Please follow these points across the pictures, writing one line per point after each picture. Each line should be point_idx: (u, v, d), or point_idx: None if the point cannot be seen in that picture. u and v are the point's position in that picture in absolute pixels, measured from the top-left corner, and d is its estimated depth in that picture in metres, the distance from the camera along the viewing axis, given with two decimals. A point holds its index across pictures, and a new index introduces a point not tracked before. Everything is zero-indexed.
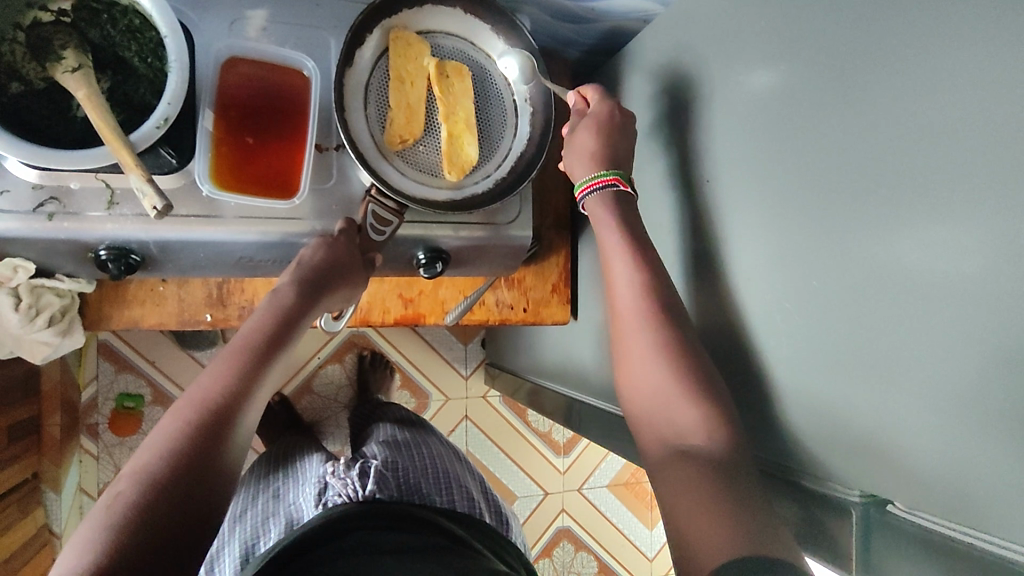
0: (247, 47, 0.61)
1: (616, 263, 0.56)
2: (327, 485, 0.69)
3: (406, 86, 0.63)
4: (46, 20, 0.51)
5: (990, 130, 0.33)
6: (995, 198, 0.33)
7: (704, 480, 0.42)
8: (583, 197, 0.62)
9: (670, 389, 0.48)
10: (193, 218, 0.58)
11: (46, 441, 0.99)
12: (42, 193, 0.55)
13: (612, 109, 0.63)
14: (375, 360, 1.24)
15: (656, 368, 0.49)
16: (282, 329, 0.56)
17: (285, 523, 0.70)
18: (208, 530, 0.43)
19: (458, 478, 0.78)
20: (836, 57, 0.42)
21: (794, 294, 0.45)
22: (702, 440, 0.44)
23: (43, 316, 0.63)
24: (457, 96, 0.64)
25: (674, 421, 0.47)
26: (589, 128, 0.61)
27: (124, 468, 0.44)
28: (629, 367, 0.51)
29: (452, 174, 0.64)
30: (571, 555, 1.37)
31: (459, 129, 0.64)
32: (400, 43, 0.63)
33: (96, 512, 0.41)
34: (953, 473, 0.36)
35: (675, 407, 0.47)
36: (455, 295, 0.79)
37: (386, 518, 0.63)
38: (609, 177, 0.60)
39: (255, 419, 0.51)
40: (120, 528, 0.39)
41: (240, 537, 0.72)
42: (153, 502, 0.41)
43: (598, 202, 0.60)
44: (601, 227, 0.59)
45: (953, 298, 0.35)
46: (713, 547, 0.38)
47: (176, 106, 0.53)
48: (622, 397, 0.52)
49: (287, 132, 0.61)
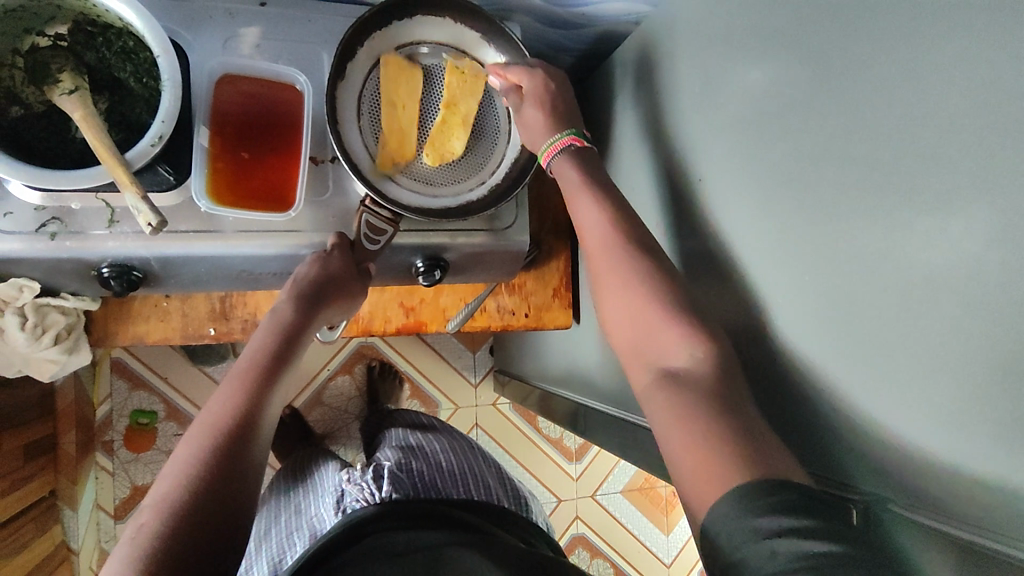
0: (240, 64, 0.61)
1: (592, 240, 0.56)
2: (345, 491, 0.69)
3: (397, 110, 0.63)
4: (43, 44, 0.53)
5: (978, 118, 0.32)
6: (982, 189, 0.32)
7: (689, 399, 0.43)
8: (548, 163, 0.62)
9: (652, 314, 0.49)
10: (193, 234, 0.59)
11: (62, 460, 1.01)
12: (44, 214, 0.57)
13: (544, 79, 0.63)
14: (384, 369, 1.25)
15: (636, 294, 0.50)
16: (284, 347, 0.56)
17: (309, 536, 0.69)
18: (233, 555, 0.44)
19: (472, 467, 0.78)
20: (825, 51, 0.41)
21: (795, 295, 0.44)
22: (686, 361, 0.46)
23: (49, 335, 0.64)
24: (463, 93, 0.65)
25: (660, 348, 0.48)
26: (535, 104, 0.63)
27: (145, 499, 0.44)
28: (612, 300, 0.53)
29: (429, 157, 0.64)
30: (587, 562, 1.36)
31: (453, 122, 0.64)
32: (391, 68, 0.63)
33: (120, 546, 0.41)
34: (962, 482, 0.34)
35: (659, 332, 0.48)
36: (456, 303, 0.79)
37: (405, 519, 0.63)
38: (566, 138, 0.61)
39: (268, 438, 0.51)
40: (148, 558, 0.40)
41: (268, 556, 0.72)
42: (175, 530, 0.41)
43: (566, 166, 0.60)
44: (575, 196, 0.58)
45: (943, 292, 0.34)
46: (711, 482, 0.39)
47: (170, 124, 0.54)
48: (612, 318, 0.53)
49: (282, 147, 0.62)
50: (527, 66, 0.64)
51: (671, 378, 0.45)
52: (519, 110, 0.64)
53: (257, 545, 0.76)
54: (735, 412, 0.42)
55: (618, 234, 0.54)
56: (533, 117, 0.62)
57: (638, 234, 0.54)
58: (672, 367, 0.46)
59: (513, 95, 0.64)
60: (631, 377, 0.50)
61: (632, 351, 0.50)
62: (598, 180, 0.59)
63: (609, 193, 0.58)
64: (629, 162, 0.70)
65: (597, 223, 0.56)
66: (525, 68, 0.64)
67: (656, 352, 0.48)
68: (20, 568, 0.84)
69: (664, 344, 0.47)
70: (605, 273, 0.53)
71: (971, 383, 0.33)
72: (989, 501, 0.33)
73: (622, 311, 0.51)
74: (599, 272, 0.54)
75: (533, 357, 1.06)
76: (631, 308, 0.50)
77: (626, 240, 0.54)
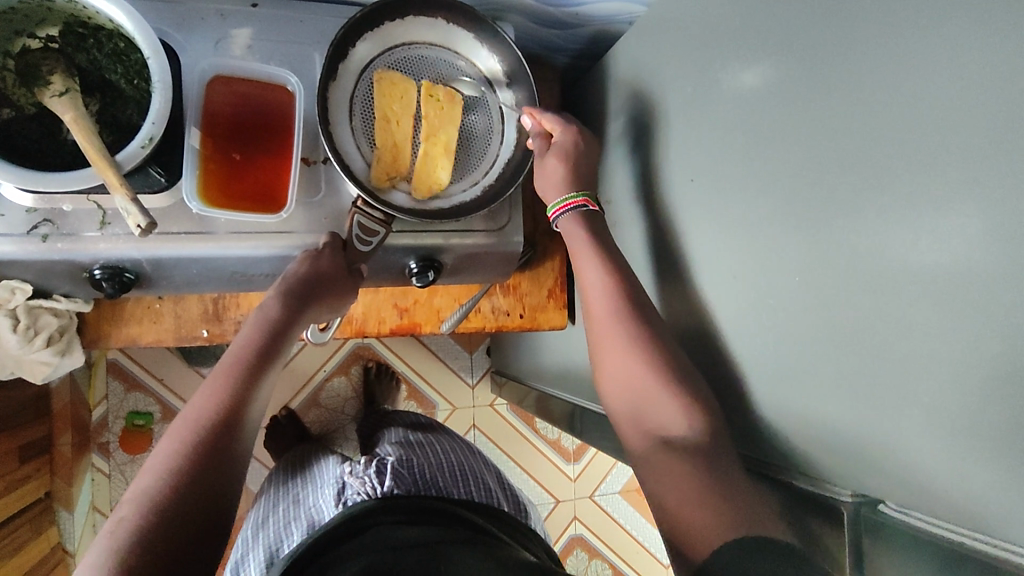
0: (230, 65, 0.61)
1: (596, 301, 0.58)
2: (346, 484, 0.69)
3: (391, 127, 0.63)
4: (34, 46, 0.53)
5: (968, 118, 0.32)
6: (975, 187, 0.32)
7: (687, 467, 0.45)
8: (556, 218, 0.63)
9: (652, 383, 0.51)
10: (185, 235, 0.59)
11: (58, 462, 1.01)
12: (35, 216, 0.57)
13: (577, 138, 0.64)
14: (380, 371, 1.25)
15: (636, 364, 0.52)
16: (272, 343, 0.56)
17: (307, 525, 0.69)
18: (211, 553, 0.44)
19: (472, 470, 0.78)
20: (817, 50, 0.41)
21: (789, 294, 0.44)
22: (683, 430, 0.48)
23: (41, 337, 0.64)
24: (441, 121, 0.64)
25: (658, 415, 0.50)
26: (558, 159, 0.63)
27: (125, 493, 0.44)
28: (611, 362, 0.55)
29: (418, 192, 0.64)
30: (585, 563, 1.35)
31: (436, 152, 0.64)
32: (384, 83, 0.63)
33: (99, 541, 0.41)
34: (958, 482, 0.34)
35: (658, 400, 0.50)
36: (450, 303, 0.79)
37: (406, 513, 0.63)
38: (579, 199, 0.62)
39: (254, 433, 0.52)
40: (125, 554, 0.40)
41: (264, 543, 0.72)
42: (153, 526, 0.41)
43: (574, 225, 0.61)
44: (581, 253, 0.60)
45: (933, 292, 0.34)
46: (706, 537, 0.42)
47: (161, 126, 0.54)
48: (609, 381, 0.55)
49: (274, 148, 0.62)
50: (563, 119, 0.65)
51: (670, 448, 0.48)
52: (542, 158, 0.64)
53: (254, 532, 0.76)
54: (729, 479, 0.45)
55: (623, 302, 0.56)
56: (552, 169, 0.63)
57: (640, 301, 0.56)
58: (669, 433, 0.49)
59: (541, 141, 0.65)
60: (627, 439, 0.53)
61: (630, 415, 0.53)
62: (604, 241, 0.60)
63: (615, 260, 0.59)
64: (620, 162, 0.69)
65: (603, 288, 0.58)
66: (563, 121, 0.65)
67: (655, 417, 0.50)
68: (15, 570, 0.84)
69: (663, 414, 0.50)
70: (608, 339, 0.55)
71: (966, 380, 0.33)
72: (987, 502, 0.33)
73: (623, 375, 0.53)
74: (600, 336, 0.56)
75: (529, 358, 1.06)
76: (634, 378, 0.52)
77: (630, 308, 0.55)
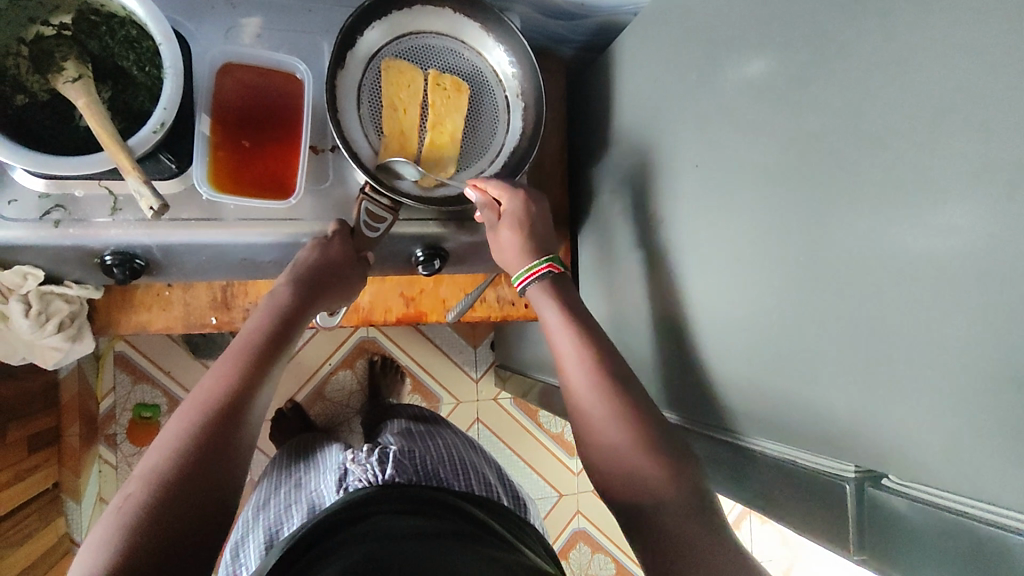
0: (240, 53, 0.62)
1: (566, 361, 0.59)
2: (348, 470, 0.70)
3: (398, 114, 0.64)
4: (48, 33, 0.54)
5: (972, 96, 0.33)
6: (981, 164, 0.32)
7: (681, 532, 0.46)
8: (522, 287, 0.65)
9: (632, 448, 0.51)
10: (195, 221, 0.60)
11: (66, 452, 1.01)
12: (48, 202, 0.57)
13: (525, 201, 0.64)
14: (385, 364, 1.25)
15: (617, 426, 0.53)
16: (281, 328, 0.57)
17: (307, 509, 0.70)
18: (219, 532, 0.44)
19: (473, 464, 0.79)
20: (822, 34, 0.42)
21: (792, 276, 0.45)
22: (668, 492, 0.48)
23: (52, 322, 0.65)
24: (447, 110, 0.65)
25: (642, 478, 0.50)
26: (514, 229, 0.64)
27: (135, 470, 0.45)
28: (591, 429, 0.54)
29: (425, 180, 0.64)
30: (587, 557, 1.36)
31: (442, 142, 0.65)
32: (392, 71, 0.64)
33: (108, 515, 0.42)
34: (959, 455, 0.34)
35: (640, 464, 0.50)
36: (456, 293, 0.80)
37: (405, 503, 0.63)
38: (543, 265, 0.64)
39: (262, 417, 0.52)
40: (134, 530, 0.40)
41: (265, 524, 0.73)
42: (162, 502, 0.42)
43: (541, 294, 0.63)
44: (550, 321, 0.61)
45: (937, 269, 0.34)
46: None
47: (173, 112, 0.55)
48: (589, 451, 0.54)
49: (283, 134, 0.63)
50: (507, 184, 0.64)
51: (658, 512, 0.48)
52: (495, 230, 0.65)
53: (254, 513, 0.77)
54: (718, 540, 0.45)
55: (596, 366, 0.56)
56: (511, 242, 0.64)
57: (615, 361, 0.57)
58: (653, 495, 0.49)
59: (491, 211, 0.64)
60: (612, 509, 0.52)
61: (611, 483, 0.52)
62: (571, 304, 0.62)
63: (584, 322, 0.60)
64: (623, 152, 0.70)
65: (572, 348, 0.58)
66: (507, 186, 0.64)
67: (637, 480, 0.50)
68: (23, 558, 0.84)
69: (646, 480, 0.49)
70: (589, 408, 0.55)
71: (970, 354, 0.33)
72: (990, 474, 0.33)
73: (599, 431, 0.54)
74: (579, 406, 0.56)
75: (533, 349, 1.06)
76: (607, 438, 0.53)
77: (604, 370, 0.56)
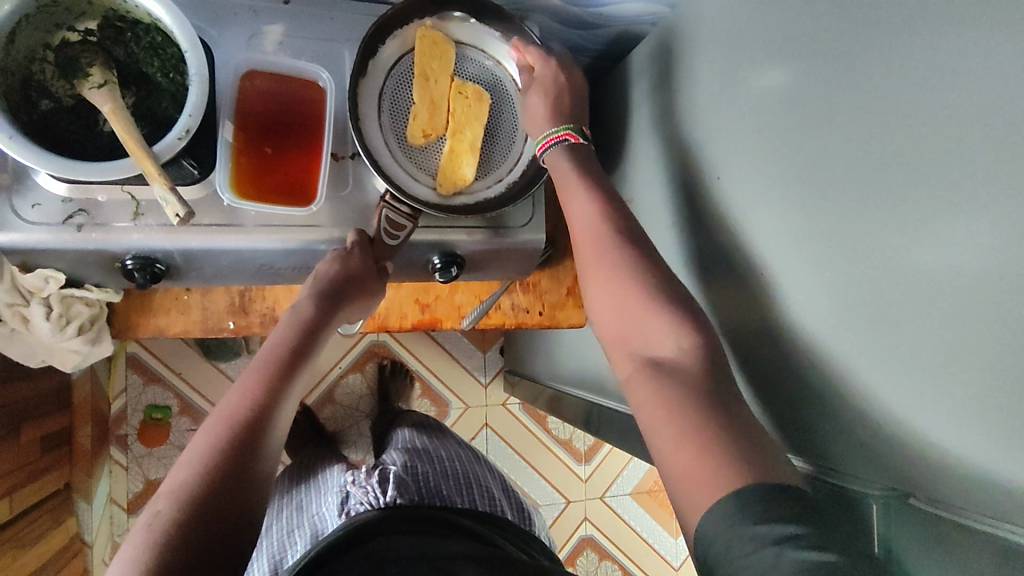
0: (264, 59, 0.63)
1: (582, 232, 0.56)
2: (350, 493, 0.70)
3: (429, 84, 0.64)
4: (73, 39, 0.54)
5: (993, 117, 0.32)
6: (1001, 185, 0.32)
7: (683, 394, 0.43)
8: (541, 153, 0.63)
9: (641, 308, 0.49)
10: (216, 227, 0.60)
11: (79, 453, 1.02)
12: (71, 206, 0.58)
13: (556, 71, 0.65)
14: (395, 369, 1.25)
15: (625, 286, 0.51)
16: (302, 342, 0.57)
17: (310, 536, 0.70)
18: (243, 546, 0.44)
19: (478, 480, 0.78)
20: (844, 49, 0.42)
21: (810, 291, 0.44)
22: (680, 355, 0.46)
23: (73, 325, 0.65)
24: (468, 118, 0.65)
25: (650, 338, 0.48)
26: (539, 96, 0.64)
27: (162, 485, 0.45)
28: (600, 292, 0.53)
29: (444, 187, 0.65)
30: (595, 564, 1.36)
31: (461, 149, 0.65)
32: (426, 42, 0.64)
33: (138, 531, 0.42)
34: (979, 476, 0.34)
35: (648, 323, 0.48)
36: (471, 300, 0.80)
37: (410, 522, 0.63)
38: (561, 133, 0.61)
39: (286, 430, 0.53)
40: (163, 546, 0.40)
41: (267, 553, 0.72)
42: (190, 518, 0.42)
43: (558, 157, 0.61)
44: (567, 183, 0.59)
45: (957, 289, 0.34)
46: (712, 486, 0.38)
47: (197, 119, 0.55)
48: (599, 318, 0.53)
49: (305, 142, 0.63)
50: (546, 52, 0.65)
51: (662, 369, 0.46)
52: (525, 93, 0.65)
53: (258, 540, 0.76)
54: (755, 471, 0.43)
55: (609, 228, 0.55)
56: (536, 108, 0.64)
57: (630, 227, 0.55)
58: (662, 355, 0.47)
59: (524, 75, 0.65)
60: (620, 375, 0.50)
61: (623, 343, 0.50)
62: (588, 171, 0.60)
63: (604, 192, 0.58)
64: (640, 161, 0.70)
65: (590, 216, 0.56)
66: (546, 54, 0.65)
67: (648, 345, 0.48)
68: (37, 558, 0.85)
69: (656, 334, 0.48)
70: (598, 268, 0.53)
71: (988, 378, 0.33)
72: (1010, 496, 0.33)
73: (611, 302, 0.52)
74: (588, 274, 0.55)
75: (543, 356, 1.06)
76: (615, 296, 0.51)
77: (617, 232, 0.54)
